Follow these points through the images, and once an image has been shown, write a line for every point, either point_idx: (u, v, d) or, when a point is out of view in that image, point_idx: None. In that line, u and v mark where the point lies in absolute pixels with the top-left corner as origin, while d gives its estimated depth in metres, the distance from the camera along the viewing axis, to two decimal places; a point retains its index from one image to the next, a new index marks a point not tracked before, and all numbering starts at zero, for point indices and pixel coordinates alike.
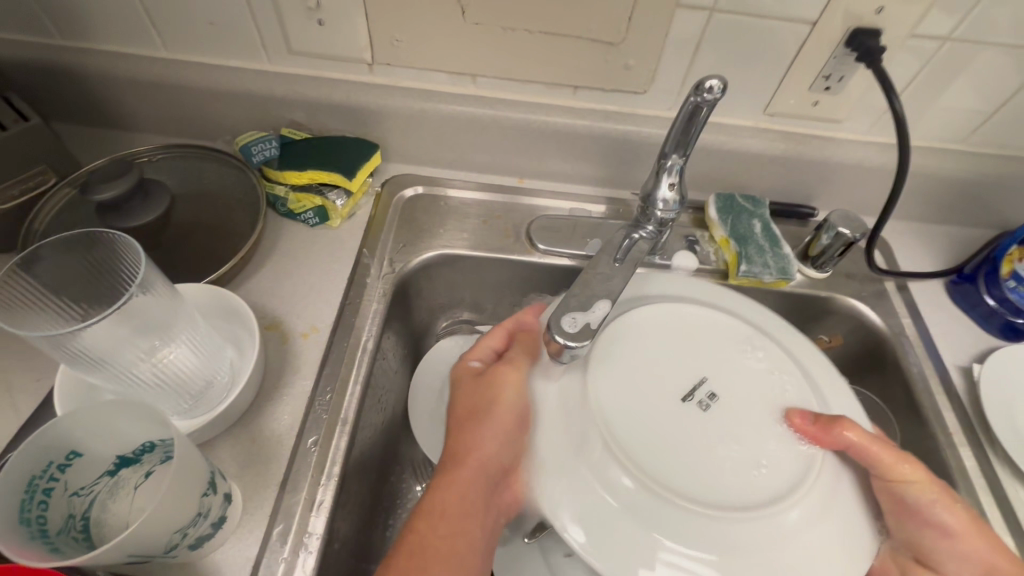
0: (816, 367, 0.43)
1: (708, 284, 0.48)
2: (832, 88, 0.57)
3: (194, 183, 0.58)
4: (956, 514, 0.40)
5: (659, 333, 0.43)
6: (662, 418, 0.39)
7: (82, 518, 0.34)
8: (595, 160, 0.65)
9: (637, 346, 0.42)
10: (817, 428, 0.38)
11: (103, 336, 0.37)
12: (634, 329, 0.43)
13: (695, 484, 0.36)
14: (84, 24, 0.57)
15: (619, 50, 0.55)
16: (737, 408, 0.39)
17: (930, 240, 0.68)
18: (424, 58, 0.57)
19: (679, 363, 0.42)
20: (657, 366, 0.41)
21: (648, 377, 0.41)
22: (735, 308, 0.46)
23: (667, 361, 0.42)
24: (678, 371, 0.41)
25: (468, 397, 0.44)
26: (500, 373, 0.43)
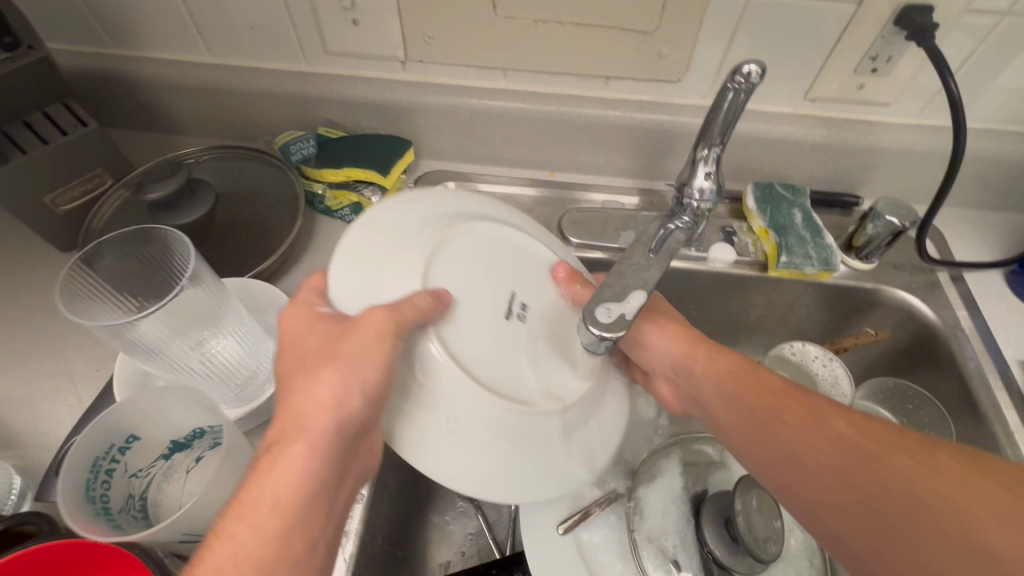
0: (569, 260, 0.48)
1: (472, 197, 0.46)
2: (879, 69, 0.54)
3: (236, 183, 0.60)
4: (662, 346, 0.45)
5: (473, 245, 0.40)
6: (485, 322, 0.38)
7: (140, 499, 0.36)
8: (628, 152, 0.64)
9: (452, 258, 0.39)
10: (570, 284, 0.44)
11: (156, 327, 0.39)
12: (451, 242, 0.39)
13: (520, 386, 0.37)
14: (134, 33, 0.60)
15: (652, 39, 0.54)
16: (542, 324, 0.41)
17: (988, 228, 0.64)
18: (456, 53, 0.58)
19: (493, 271, 0.40)
20: (473, 276, 0.39)
21: (461, 282, 0.38)
22: (491, 209, 0.46)
23: (485, 271, 0.40)
24: (489, 279, 0.39)
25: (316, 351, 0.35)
26: (372, 324, 0.33)
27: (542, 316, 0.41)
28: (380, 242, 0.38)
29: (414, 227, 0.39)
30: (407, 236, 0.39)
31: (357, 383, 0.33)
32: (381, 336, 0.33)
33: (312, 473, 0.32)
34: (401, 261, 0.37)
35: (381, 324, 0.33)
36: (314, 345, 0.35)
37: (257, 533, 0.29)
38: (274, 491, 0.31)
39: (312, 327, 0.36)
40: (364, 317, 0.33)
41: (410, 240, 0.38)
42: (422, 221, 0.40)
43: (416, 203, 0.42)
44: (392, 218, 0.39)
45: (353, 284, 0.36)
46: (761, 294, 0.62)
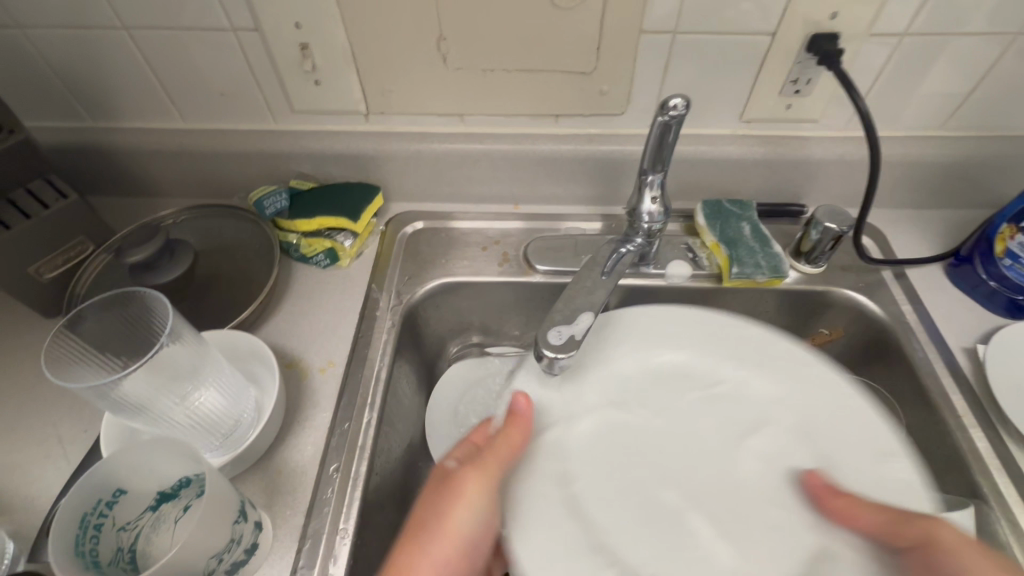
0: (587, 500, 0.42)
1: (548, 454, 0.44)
2: (802, 90, 0.59)
3: (215, 238, 0.63)
4: (873, 517, 0.38)
5: (640, 548, 0.40)
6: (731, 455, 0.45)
7: (129, 551, 0.37)
8: (584, 180, 0.68)
9: (591, 506, 0.42)
10: (840, 502, 0.40)
11: (138, 385, 0.42)
12: (574, 459, 0.44)
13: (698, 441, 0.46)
14: (112, 106, 0.64)
15: (593, 78, 0.59)
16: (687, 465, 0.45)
17: (926, 225, 0.69)
18: (415, 102, 0.62)
19: (676, 530, 0.41)
20: (697, 477, 0.44)
21: (661, 404, 0.48)
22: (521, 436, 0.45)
23: (718, 512, 0.42)
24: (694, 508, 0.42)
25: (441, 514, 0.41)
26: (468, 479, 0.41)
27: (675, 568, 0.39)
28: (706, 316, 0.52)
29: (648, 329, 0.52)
30: (586, 398, 0.49)
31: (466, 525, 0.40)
32: (484, 480, 0.41)
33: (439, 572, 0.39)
34: (751, 482, 0.43)
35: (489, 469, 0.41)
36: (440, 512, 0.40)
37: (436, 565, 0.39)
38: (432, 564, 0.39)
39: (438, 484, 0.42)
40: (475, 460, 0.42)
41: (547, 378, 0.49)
42: (619, 514, 0.42)
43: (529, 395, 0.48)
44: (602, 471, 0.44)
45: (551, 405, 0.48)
46: (721, 304, 0.65)
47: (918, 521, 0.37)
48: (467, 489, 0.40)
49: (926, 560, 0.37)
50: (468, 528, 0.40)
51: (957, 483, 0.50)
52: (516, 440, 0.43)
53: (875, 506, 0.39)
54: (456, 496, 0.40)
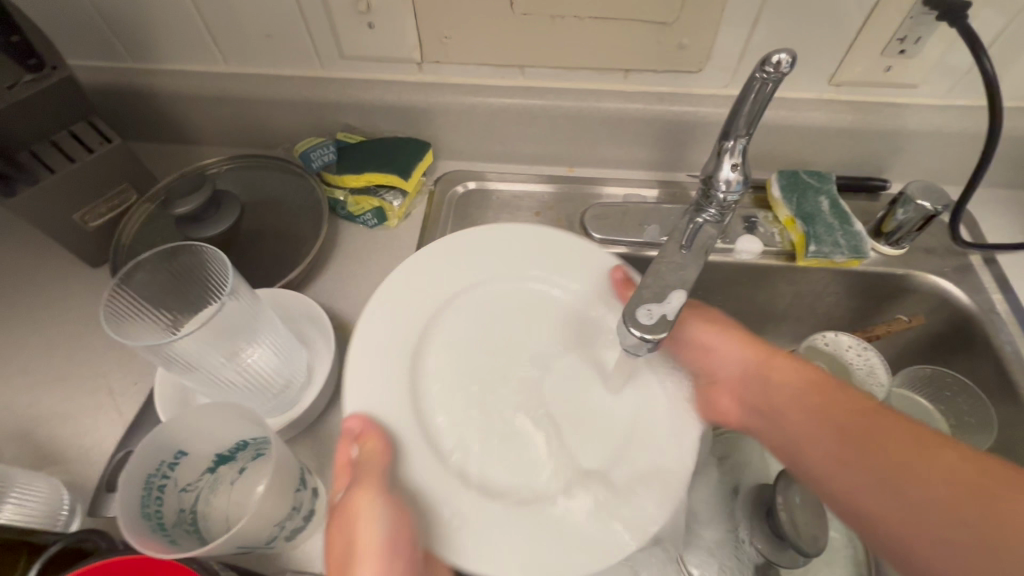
0: (392, 370, 0.43)
1: (411, 329, 0.45)
2: (907, 50, 0.53)
3: (258, 192, 0.60)
4: (713, 335, 0.48)
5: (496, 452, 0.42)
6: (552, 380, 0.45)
7: (191, 512, 0.37)
8: (648, 144, 0.63)
9: (433, 405, 0.43)
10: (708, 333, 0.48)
11: (195, 343, 0.40)
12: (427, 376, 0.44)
13: (546, 346, 0.47)
14: (153, 46, 0.60)
15: (672, 29, 0.53)
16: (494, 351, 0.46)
17: (1020, 207, 0.63)
18: (473, 51, 0.57)
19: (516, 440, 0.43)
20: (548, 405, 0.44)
21: (475, 323, 0.47)
22: (403, 313, 0.46)
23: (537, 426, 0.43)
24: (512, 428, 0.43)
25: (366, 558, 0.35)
26: (355, 500, 0.36)
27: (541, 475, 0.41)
28: (549, 239, 0.50)
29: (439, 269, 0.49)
30: (417, 310, 0.46)
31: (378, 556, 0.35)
32: (372, 493, 0.37)
33: None
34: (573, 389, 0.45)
35: (361, 498, 0.36)
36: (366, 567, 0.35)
37: None
38: None
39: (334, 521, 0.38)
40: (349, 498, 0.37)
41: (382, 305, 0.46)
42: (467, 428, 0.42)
43: (416, 271, 0.48)
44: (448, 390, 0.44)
45: (422, 284, 0.47)
46: (790, 284, 0.61)
47: (723, 330, 0.48)
48: (360, 521, 0.35)
49: (716, 361, 0.48)
50: (372, 540, 0.35)
51: None
52: (376, 448, 0.39)
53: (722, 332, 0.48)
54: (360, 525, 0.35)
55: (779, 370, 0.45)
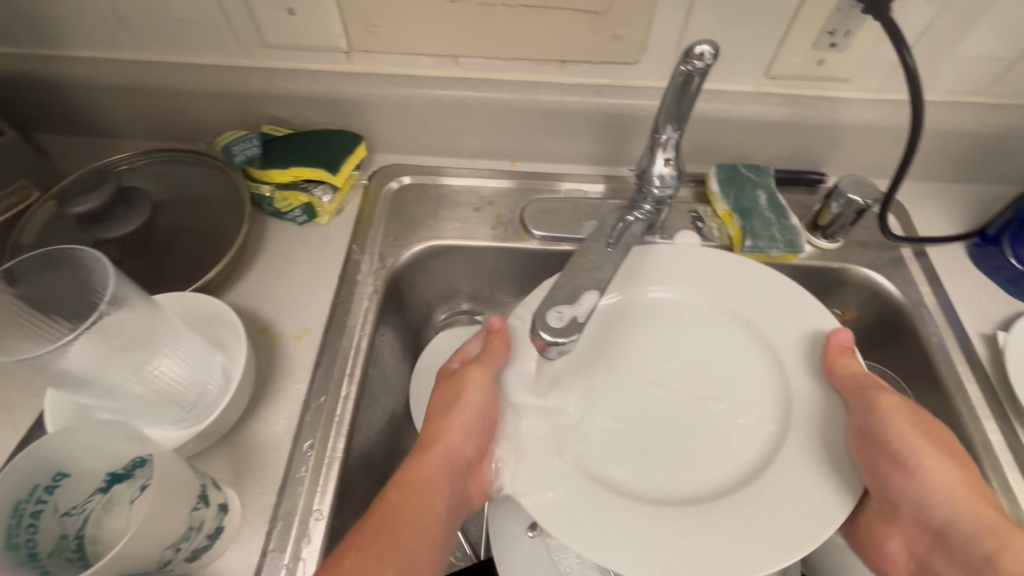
0: (523, 376, 0.47)
1: (624, 314, 0.51)
2: (838, 43, 0.53)
3: (177, 187, 0.57)
4: (847, 380, 0.43)
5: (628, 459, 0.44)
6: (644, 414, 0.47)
7: (76, 537, 0.34)
8: (589, 138, 0.62)
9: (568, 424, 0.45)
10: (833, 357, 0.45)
11: (85, 354, 0.37)
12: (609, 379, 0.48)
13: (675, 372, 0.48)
14: (55, 30, 0.56)
15: (606, 19, 0.52)
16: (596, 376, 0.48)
17: (950, 201, 0.64)
18: (403, 39, 0.55)
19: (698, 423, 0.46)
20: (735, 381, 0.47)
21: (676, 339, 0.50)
22: (640, 301, 0.51)
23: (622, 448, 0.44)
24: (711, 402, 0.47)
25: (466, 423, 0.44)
26: (469, 373, 0.45)
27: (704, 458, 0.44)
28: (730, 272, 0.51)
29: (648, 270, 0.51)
30: (642, 304, 0.51)
31: (473, 421, 0.44)
32: (481, 379, 0.45)
33: (442, 478, 0.43)
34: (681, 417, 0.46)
35: (475, 376, 0.45)
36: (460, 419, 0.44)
37: (435, 476, 0.43)
38: (428, 476, 0.42)
39: (443, 378, 0.47)
40: (466, 369, 0.46)
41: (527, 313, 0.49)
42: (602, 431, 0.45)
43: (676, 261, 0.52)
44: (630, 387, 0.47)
45: (659, 279, 0.51)
46: None
47: (876, 401, 0.42)
48: (467, 395, 0.44)
49: (877, 441, 0.41)
50: (481, 404, 0.44)
51: None
52: (501, 350, 0.46)
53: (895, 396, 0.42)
54: (462, 396, 0.44)
55: (928, 472, 0.40)
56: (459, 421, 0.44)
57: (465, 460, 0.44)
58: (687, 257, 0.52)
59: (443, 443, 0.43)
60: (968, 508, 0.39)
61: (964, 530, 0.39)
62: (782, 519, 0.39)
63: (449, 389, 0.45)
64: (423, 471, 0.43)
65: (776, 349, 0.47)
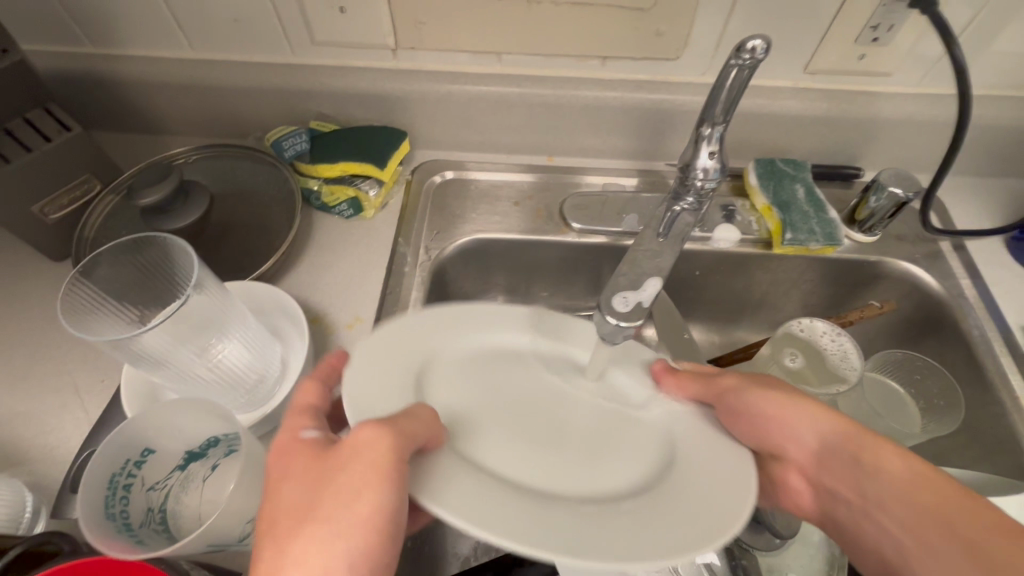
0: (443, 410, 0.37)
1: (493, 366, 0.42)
2: (880, 39, 0.54)
3: (229, 182, 0.59)
4: (690, 386, 0.40)
5: (551, 473, 0.36)
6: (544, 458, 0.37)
7: (160, 511, 0.36)
8: (627, 133, 0.63)
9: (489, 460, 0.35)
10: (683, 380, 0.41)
11: (164, 336, 0.39)
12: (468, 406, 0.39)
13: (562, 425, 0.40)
14: (114, 31, 0.58)
15: (649, 16, 0.53)
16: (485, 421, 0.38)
17: (986, 195, 0.64)
18: (449, 37, 0.56)
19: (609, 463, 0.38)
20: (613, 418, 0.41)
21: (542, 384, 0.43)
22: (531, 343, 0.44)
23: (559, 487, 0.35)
24: (613, 445, 0.39)
25: (359, 532, 0.29)
26: (367, 440, 0.30)
27: (604, 479, 0.36)
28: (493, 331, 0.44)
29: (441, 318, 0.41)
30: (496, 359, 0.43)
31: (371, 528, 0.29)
32: (385, 466, 0.29)
33: None
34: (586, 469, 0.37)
35: (377, 450, 0.29)
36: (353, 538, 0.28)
37: None
38: None
39: (310, 456, 0.32)
40: (358, 441, 0.30)
41: (386, 342, 0.38)
42: (499, 443, 0.37)
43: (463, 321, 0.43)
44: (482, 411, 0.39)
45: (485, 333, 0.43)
46: (766, 271, 0.61)
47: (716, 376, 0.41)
48: (359, 501, 0.29)
49: (728, 407, 0.39)
50: (387, 507, 0.29)
51: (1006, 464, 0.49)
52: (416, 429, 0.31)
53: (697, 382, 0.40)
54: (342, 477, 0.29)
55: (790, 412, 0.38)
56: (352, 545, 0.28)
57: None
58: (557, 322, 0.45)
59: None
60: (816, 417, 0.38)
61: (809, 445, 0.39)
62: (719, 505, 0.33)
63: (332, 468, 0.30)
64: None
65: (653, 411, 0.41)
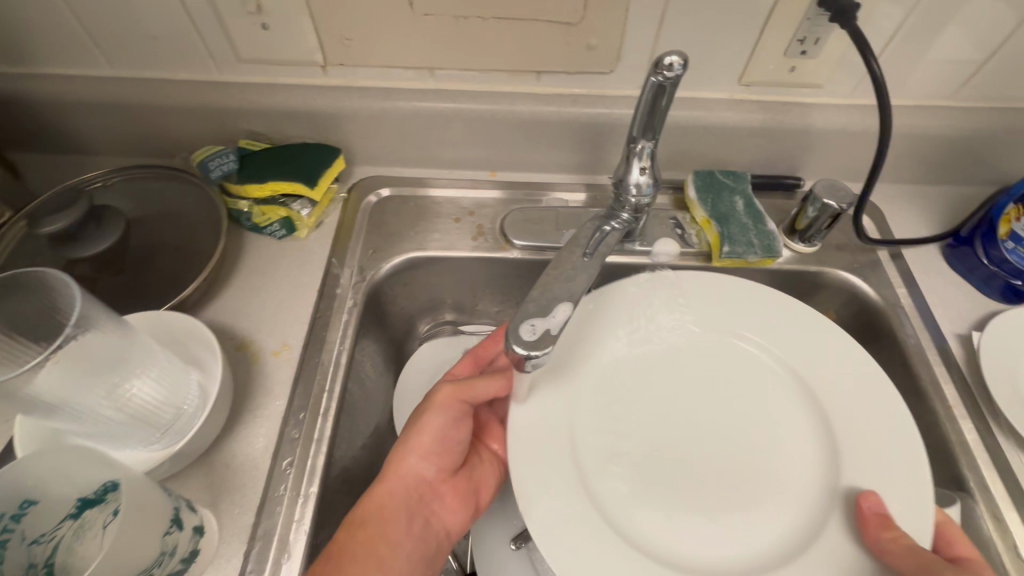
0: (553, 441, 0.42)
1: (657, 367, 0.48)
2: (808, 51, 0.54)
3: (151, 204, 0.56)
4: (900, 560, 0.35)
5: (678, 517, 0.41)
6: (689, 483, 0.43)
7: (46, 565, 0.33)
8: (568, 147, 0.62)
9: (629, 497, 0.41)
10: (874, 521, 0.38)
11: (52, 379, 0.36)
12: (624, 431, 0.44)
13: (718, 440, 0.45)
14: (26, 49, 0.55)
15: (580, 30, 0.52)
16: (640, 435, 0.44)
17: (923, 203, 0.65)
18: (379, 53, 0.55)
19: (755, 476, 0.43)
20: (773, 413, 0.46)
21: (710, 393, 0.47)
22: (699, 344, 0.49)
23: (683, 523, 0.41)
24: (770, 449, 0.44)
25: (431, 433, 0.44)
26: (441, 392, 0.45)
27: (742, 514, 0.41)
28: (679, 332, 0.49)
29: (610, 324, 0.49)
30: (649, 367, 0.48)
31: (433, 437, 0.44)
32: (448, 401, 0.45)
33: (397, 506, 0.42)
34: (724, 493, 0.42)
35: (444, 395, 0.45)
36: (421, 436, 0.44)
37: (382, 501, 0.42)
38: (381, 513, 0.41)
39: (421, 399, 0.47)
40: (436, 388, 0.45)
41: (567, 380, 0.45)
42: (634, 465, 0.43)
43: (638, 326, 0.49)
44: (635, 427, 0.45)
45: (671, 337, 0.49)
46: None
47: (947, 574, 0.34)
48: (428, 419, 0.44)
49: None
50: (439, 422, 0.44)
51: (941, 475, 0.49)
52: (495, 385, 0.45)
53: (911, 565, 0.35)
54: (425, 411, 0.45)
55: None
56: (416, 446, 0.44)
57: (427, 481, 0.44)
58: (721, 313, 0.50)
59: (401, 465, 0.43)
60: None
61: None
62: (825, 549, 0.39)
63: (421, 403, 0.46)
64: (377, 496, 0.42)
65: (827, 420, 0.44)
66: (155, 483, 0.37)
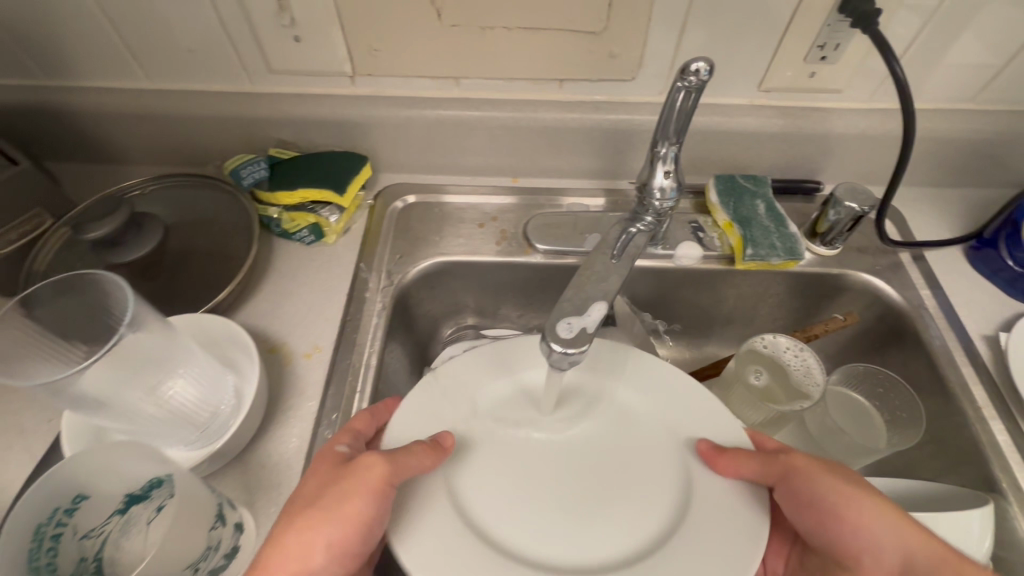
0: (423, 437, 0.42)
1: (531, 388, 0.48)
2: (828, 57, 0.55)
3: (186, 211, 0.58)
4: (751, 465, 0.40)
5: (543, 523, 0.42)
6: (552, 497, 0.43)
7: (94, 560, 0.34)
8: (589, 153, 0.64)
9: (491, 506, 0.42)
10: (721, 457, 0.41)
11: (100, 377, 0.37)
12: (494, 445, 0.45)
13: (578, 459, 0.45)
14: (69, 63, 0.57)
15: (603, 39, 0.53)
16: (509, 447, 0.45)
17: (944, 206, 0.65)
18: (406, 63, 0.56)
19: (608, 495, 0.43)
20: (631, 444, 0.45)
21: (575, 418, 0.47)
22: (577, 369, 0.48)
23: (546, 527, 0.41)
24: (626, 470, 0.44)
25: (341, 530, 0.36)
26: (365, 471, 0.37)
27: (598, 529, 0.42)
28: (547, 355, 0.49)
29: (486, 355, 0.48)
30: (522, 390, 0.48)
31: (352, 528, 0.36)
32: (378, 486, 0.36)
33: None
34: (574, 508, 0.43)
35: (376, 476, 0.37)
36: (331, 535, 0.35)
37: None
38: None
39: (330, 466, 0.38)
40: (359, 465, 0.37)
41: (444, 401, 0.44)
42: (498, 476, 0.43)
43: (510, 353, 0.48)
44: (502, 442, 0.45)
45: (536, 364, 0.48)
46: (731, 287, 0.61)
47: (779, 454, 0.40)
48: (349, 507, 0.36)
49: (793, 488, 0.39)
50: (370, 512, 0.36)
51: (972, 476, 0.49)
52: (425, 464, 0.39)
53: (756, 460, 0.40)
54: (352, 479, 0.36)
55: (851, 500, 0.37)
56: (325, 539, 0.36)
57: None
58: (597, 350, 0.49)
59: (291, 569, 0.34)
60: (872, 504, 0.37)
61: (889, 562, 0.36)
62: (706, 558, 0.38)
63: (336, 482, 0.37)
64: None
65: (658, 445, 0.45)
66: (199, 479, 0.37)
